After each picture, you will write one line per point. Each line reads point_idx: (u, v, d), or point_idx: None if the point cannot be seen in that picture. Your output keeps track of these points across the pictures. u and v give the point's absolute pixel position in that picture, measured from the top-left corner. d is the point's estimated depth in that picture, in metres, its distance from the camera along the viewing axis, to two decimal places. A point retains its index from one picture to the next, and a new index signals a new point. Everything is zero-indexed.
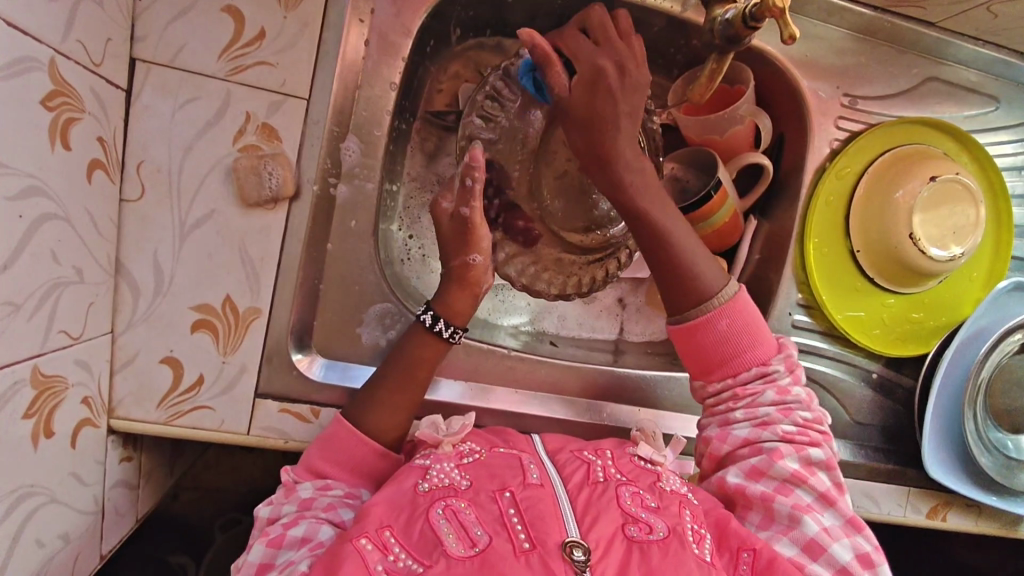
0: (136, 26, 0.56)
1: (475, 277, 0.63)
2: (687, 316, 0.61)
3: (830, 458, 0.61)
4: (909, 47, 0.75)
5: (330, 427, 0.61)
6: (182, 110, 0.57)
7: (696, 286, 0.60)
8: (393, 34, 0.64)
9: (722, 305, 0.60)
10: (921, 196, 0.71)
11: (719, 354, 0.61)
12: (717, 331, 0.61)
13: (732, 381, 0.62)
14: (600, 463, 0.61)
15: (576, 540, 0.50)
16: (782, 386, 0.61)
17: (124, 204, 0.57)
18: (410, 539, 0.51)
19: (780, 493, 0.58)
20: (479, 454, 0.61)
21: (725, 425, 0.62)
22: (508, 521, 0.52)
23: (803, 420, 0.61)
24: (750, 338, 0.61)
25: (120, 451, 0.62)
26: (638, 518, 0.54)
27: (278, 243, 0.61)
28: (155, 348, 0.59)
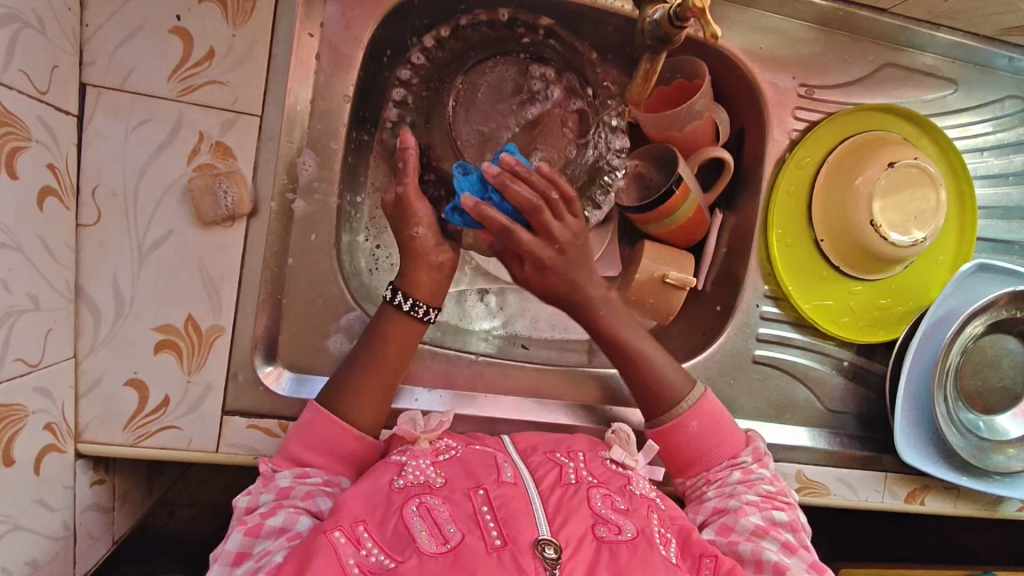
0: (84, 51, 0.56)
1: (422, 249, 0.63)
2: (659, 421, 0.67)
3: (794, 520, 0.61)
4: (864, 35, 0.76)
5: (307, 413, 0.60)
6: (135, 132, 0.58)
7: (663, 394, 0.67)
8: (345, 47, 0.65)
9: (691, 407, 0.66)
10: (880, 183, 0.71)
11: (690, 453, 0.66)
12: (689, 431, 0.66)
13: (706, 473, 0.66)
14: (572, 465, 0.61)
15: (548, 537, 0.50)
16: (748, 468, 0.66)
17: (81, 228, 0.57)
18: (384, 535, 0.51)
19: (747, 541, 0.58)
20: (455, 451, 0.61)
21: (700, 505, 0.65)
22: (481, 519, 0.52)
23: (768, 491, 0.64)
24: (720, 434, 0.67)
25: (91, 475, 0.62)
26: (608, 518, 0.54)
27: (237, 260, 0.61)
28: (119, 371, 0.59)
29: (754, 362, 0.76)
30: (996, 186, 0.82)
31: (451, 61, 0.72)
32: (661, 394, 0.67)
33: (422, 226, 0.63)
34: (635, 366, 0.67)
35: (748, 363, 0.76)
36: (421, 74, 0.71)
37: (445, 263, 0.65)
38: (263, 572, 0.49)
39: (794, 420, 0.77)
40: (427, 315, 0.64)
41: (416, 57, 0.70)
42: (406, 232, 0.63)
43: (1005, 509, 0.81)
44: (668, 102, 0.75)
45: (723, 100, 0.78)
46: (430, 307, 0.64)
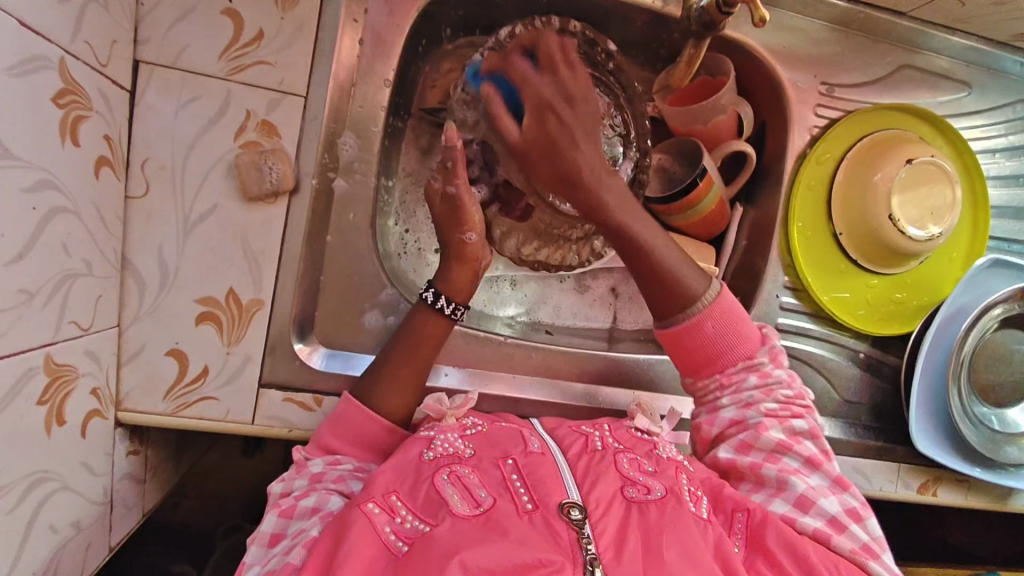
0: (139, 29, 0.58)
1: (472, 254, 0.66)
2: (673, 321, 0.63)
3: (814, 426, 0.64)
4: (882, 37, 0.78)
5: (340, 406, 0.62)
6: (184, 109, 0.59)
7: (682, 293, 0.62)
8: (387, 33, 0.66)
9: (707, 308, 0.62)
10: (898, 179, 0.73)
11: (707, 353, 0.63)
12: (705, 332, 0.63)
13: (720, 375, 0.64)
14: (597, 434, 0.63)
15: (574, 500, 0.51)
16: (764, 370, 0.64)
17: (129, 201, 0.59)
18: (416, 501, 0.53)
19: (769, 462, 0.61)
20: (481, 427, 0.63)
21: (713, 410, 0.65)
22: (511, 485, 0.53)
23: (786, 396, 0.64)
24: (736, 336, 0.64)
25: (127, 444, 0.63)
26: (636, 480, 0.56)
27: (278, 236, 0.62)
28: (161, 340, 0.61)
29: None
30: (1008, 187, 0.85)
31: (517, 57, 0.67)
32: (679, 294, 0.62)
33: (472, 233, 0.65)
34: (650, 267, 0.61)
35: None
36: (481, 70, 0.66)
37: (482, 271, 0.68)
38: (302, 546, 0.51)
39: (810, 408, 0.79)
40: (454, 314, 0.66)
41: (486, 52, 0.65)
42: (455, 237, 0.65)
43: (1014, 502, 0.82)
44: (694, 97, 0.78)
45: (745, 97, 0.81)
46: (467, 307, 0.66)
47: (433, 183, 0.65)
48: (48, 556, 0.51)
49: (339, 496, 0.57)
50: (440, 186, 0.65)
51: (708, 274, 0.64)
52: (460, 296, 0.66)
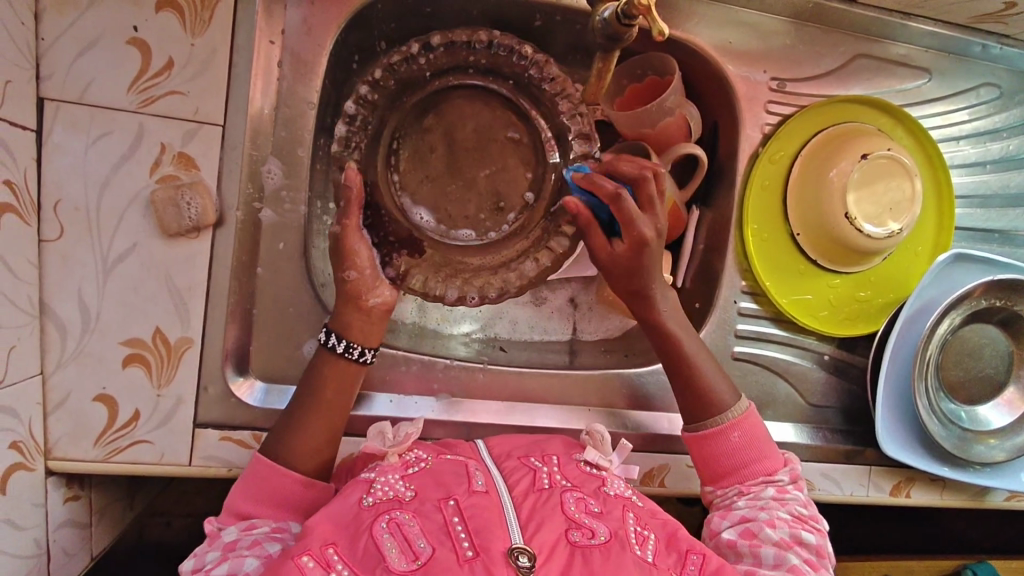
0: (41, 65, 0.55)
1: (356, 291, 0.62)
2: (703, 426, 0.66)
3: (822, 546, 0.60)
4: (833, 26, 0.75)
5: (250, 467, 0.59)
6: (95, 145, 0.57)
7: (710, 401, 0.66)
8: (308, 53, 0.64)
9: (735, 418, 0.65)
10: (854, 176, 0.71)
11: (730, 464, 0.65)
12: (731, 441, 0.65)
13: (742, 488, 0.65)
14: (546, 469, 0.61)
15: (521, 546, 0.50)
16: (784, 486, 0.64)
17: (43, 244, 0.57)
18: (354, 556, 0.50)
19: (770, 550, 0.59)
20: (425, 463, 0.61)
21: (727, 510, 0.64)
22: (452, 530, 0.51)
23: (800, 513, 0.63)
24: (759, 453, 0.65)
25: (64, 491, 0.61)
26: (581, 522, 0.54)
27: (205, 272, 0.60)
28: (88, 386, 0.59)
29: (733, 358, 0.76)
30: (974, 174, 0.82)
31: (388, 105, 0.68)
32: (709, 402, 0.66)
33: (352, 270, 0.62)
34: (685, 374, 0.67)
35: (729, 360, 0.76)
36: (364, 118, 0.66)
37: (378, 307, 0.63)
38: None
39: (776, 415, 0.77)
40: (363, 355, 0.63)
41: (415, 47, 0.65)
42: (338, 275, 0.62)
43: (992, 499, 0.80)
44: (638, 99, 0.75)
45: (696, 96, 0.78)
46: (366, 347, 0.62)
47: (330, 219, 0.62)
48: None
49: (254, 557, 0.53)
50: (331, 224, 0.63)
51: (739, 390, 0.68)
52: (370, 338, 0.63)
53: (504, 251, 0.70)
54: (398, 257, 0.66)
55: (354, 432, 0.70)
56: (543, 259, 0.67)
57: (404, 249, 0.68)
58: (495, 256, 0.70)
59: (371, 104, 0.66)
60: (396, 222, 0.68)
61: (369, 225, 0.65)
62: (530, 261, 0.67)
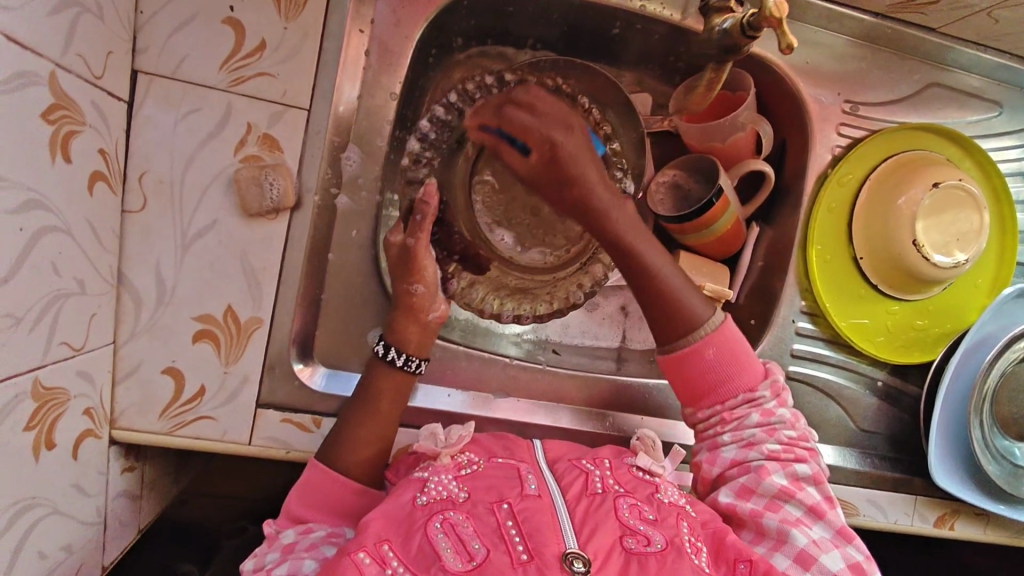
0: (138, 38, 0.56)
1: (419, 305, 0.63)
2: (675, 347, 0.62)
3: (817, 472, 0.62)
4: (909, 53, 0.75)
5: (305, 473, 0.59)
6: (184, 120, 0.58)
7: (682, 320, 0.62)
8: (394, 44, 0.64)
9: (709, 334, 0.62)
10: (924, 204, 0.70)
11: (708, 383, 0.62)
12: (706, 359, 0.62)
13: (721, 407, 0.63)
14: (598, 473, 0.61)
15: (576, 550, 0.50)
16: (767, 408, 0.63)
17: (126, 215, 0.57)
18: (409, 553, 0.50)
19: (769, 509, 0.59)
20: (477, 466, 0.60)
21: (714, 448, 0.63)
22: (506, 533, 0.51)
23: (788, 437, 0.62)
24: (737, 369, 0.62)
25: (122, 462, 0.62)
26: (636, 529, 0.54)
27: (280, 253, 0.61)
28: (158, 359, 0.59)
29: (787, 378, 0.75)
30: None
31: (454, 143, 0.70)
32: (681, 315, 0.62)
33: (419, 283, 0.62)
34: (654, 286, 0.61)
35: (783, 380, 0.75)
36: (437, 135, 0.68)
37: (433, 322, 0.64)
38: None
39: (824, 438, 0.77)
40: (417, 367, 0.63)
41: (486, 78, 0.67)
42: (403, 287, 0.63)
43: None
44: (711, 113, 0.75)
45: (765, 113, 0.78)
46: (421, 359, 0.63)
47: (392, 234, 0.63)
48: None
49: (312, 559, 0.53)
50: (398, 237, 0.63)
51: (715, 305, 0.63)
52: (419, 350, 0.63)
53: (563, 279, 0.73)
54: (454, 274, 0.68)
55: (408, 423, 0.70)
56: (588, 282, 0.72)
57: (464, 266, 0.69)
58: (550, 289, 0.73)
59: (445, 125, 0.68)
60: (463, 238, 0.69)
61: (438, 241, 0.67)
62: (577, 287, 0.72)
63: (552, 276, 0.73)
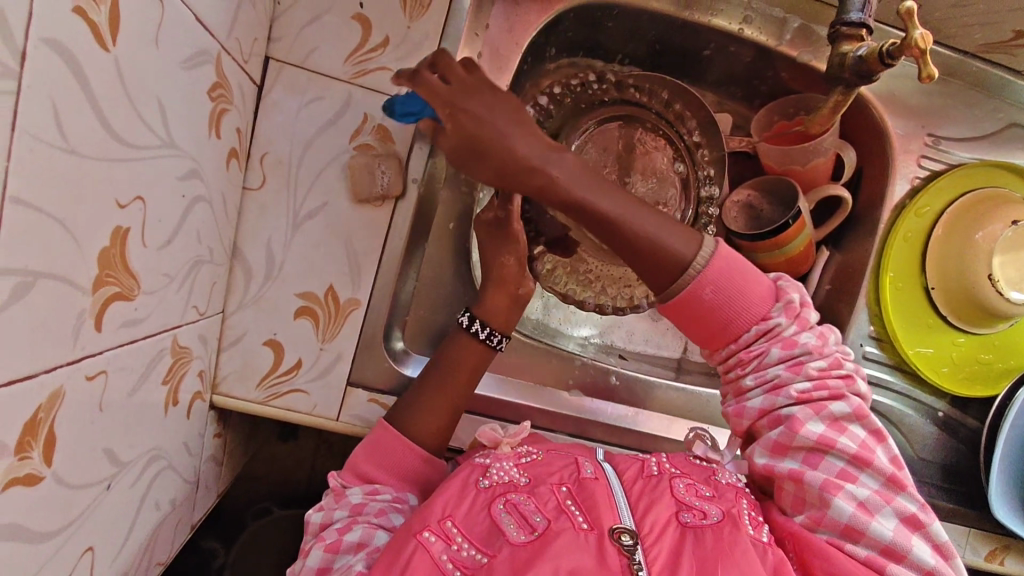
0: (274, 27, 0.59)
1: (510, 278, 0.66)
2: (669, 293, 0.52)
3: (859, 407, 0.54)
4: (993, 92, 0.77)
5: (376, 431, 0.61)
6: (307, 107, 0.61)
7: (663, 259, 0.51)
8: (504, 48, 0.67)
9: (700, 272, 0.51)
10: (1004, 238, 0.71)
11: (717, 323, 0.53)
12: (702, 301, 0.52)
13: (736, 346, 0.55)
14: (655, 459, 0.61)
15: (625, 526, 0.51)
16: (789, 338, 0.54)
17: (246, 191, 0.60)
18: (474, 530, 0.52)
19: (800, 468, 0.53)
20: (537, 455, 0.62)
21: (741, 398, 0.56)
22: (565, 508, 0.53)
23: (819, 369, 0.54)
24: (741, 297, 0.53)
25: (215, 427, 0.64)
26: (692, 504, 0.54)
27: (382, 239, 0.63)
28: (260, 330, 0.62)
29: None
30: None
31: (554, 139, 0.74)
32: (662, 260, 0.51)
33: (511, 256, 0.66)
34: (621, 237, 0.50)
35: None
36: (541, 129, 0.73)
37: (522, 296, 0.67)
38: None
39: None
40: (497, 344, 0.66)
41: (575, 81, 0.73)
42: (496, 261, 0.66)
43: None
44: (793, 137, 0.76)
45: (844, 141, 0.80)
46: (504, 336, 0.65)
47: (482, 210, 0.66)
48: (150, 531, 0.51)
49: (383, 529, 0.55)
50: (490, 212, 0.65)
51: (698, 230, 0.52)
52: (501, 325, 0.66)
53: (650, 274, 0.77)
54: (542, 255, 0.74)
55: (476, 412, 0.72)
56: None
57: (551, 249, 0.75)
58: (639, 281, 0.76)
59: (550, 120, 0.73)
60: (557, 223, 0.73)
61: (529, 219, 0.72)
62: None
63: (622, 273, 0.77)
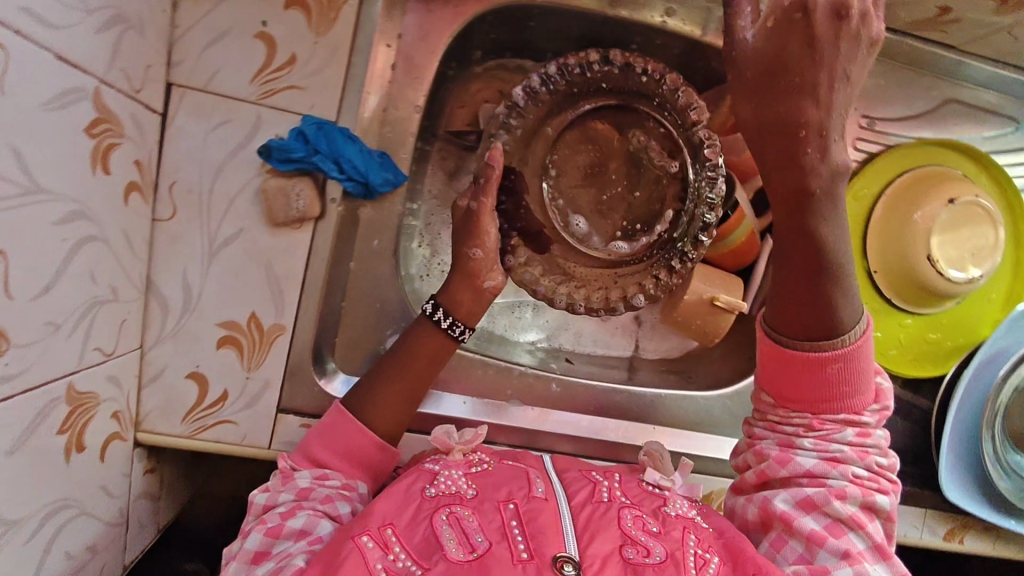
0: (173, 51, 0.57)
1: (477, 270, 0.62)
2: (789, 346, 0.54)
3: (892, 509, 0.56)
4: (929, 70, 0.76)
5: (332, 415, 0.60)
6: (215, 131, 0.59)
7: (820, 322, 0.53)
8: (419, 56, 0.65)
9: (847, 347, 0.53)
10: (941, 218, 0.71)
11: (806, 395, 0.55)
12: (826, 373, 0.54)
13: (812, 415, 0.56)
14: (606, 484, 0.60)
15: (569, 556, 0.50)
16: (866, 428, 0.57)
17: (156, 223, 0.59)
18: (411, 541, 0.51)
19: (828, 530, 0.54)
20: (488, 464, 0.60)
21: (788, 449, 0.57)
22: (509, 531, 0.51)
23: (878, 466, 0.57)
24: (854, 385, 0.55)
25: (144, 463, 0.63)
26: (637, 539, 0.53)
27: (302, 262, 0.62)
28: (182, 363, 0.60)
29: None
30: None
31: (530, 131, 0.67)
32: (825, 321, 0.53)
33: (478, 247, 0.61)
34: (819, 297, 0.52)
35: None
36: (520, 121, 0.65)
37: (489, 289, 0.63)
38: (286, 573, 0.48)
39: None
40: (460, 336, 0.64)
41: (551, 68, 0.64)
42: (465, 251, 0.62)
43: None
44: None
45: None
46: (467, 327, 0.64)
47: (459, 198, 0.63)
48: None
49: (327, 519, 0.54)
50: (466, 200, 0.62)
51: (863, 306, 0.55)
52: (469, 319, 0.64)
53: (634, 276, 0.65)
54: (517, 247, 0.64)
55: (417, 429, 0.71)
56: (654, 284, 0.63)
57: (527, 243, 0.66)
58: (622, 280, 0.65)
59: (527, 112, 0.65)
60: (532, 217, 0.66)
61: (504, 211, 0.65)
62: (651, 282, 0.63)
63: (611, 274, 0.65)
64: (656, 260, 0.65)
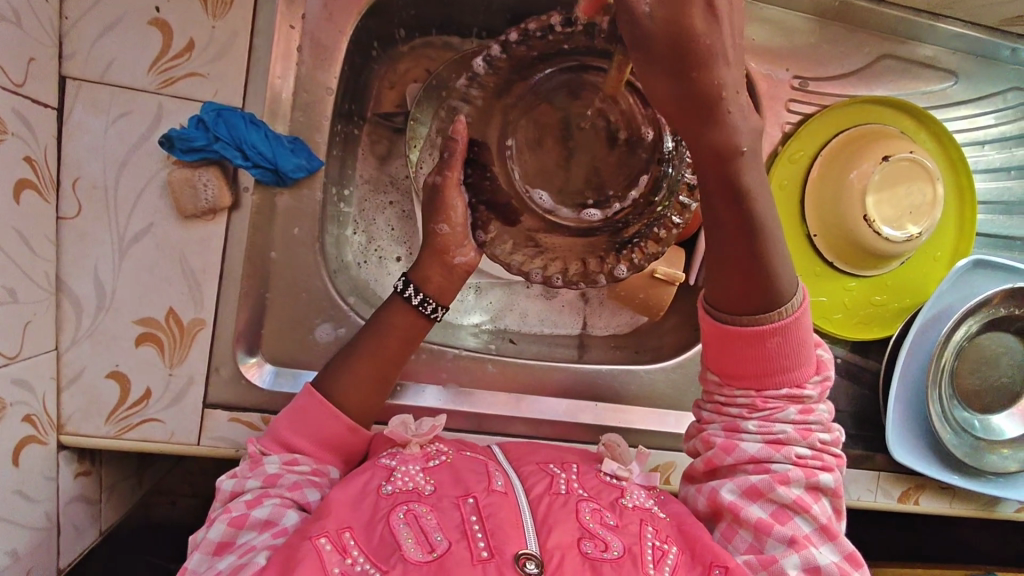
0: (64, 43, 0.56)
1: (445, 246, 0.59)
2: (732, 321, 0.52)
3: (838, 487, 0.55)
4: (860, 26, 0.74)
5: (300, 399, 0.58)
6: (115, 124, 0.58)
7: (763, 294, 0.50)
8: (326, 38, 0.63)
9: (786, 319, 0.51)
10: (874, 178, 0.69)
11: (751, 369, 0.53)
12: (767, 347, 0.52)
13: (755, 393, 0.54)
14: (564, 476, 0.57)
15: (531, 551, 0.47)
16: (807, 404, 0.55)
17: (62, 221, 0.57)
18: (370, 542, 0.48)
19: (773, 516, 0.53)
20: (446, 457, 0.58)
21: (733, 434, 0.55)
22: (468, 528, 0.48)
23: (821, 442, 0.55)
24: (795, 357, 0.53)
25: (76, 466, 0.62)
26: (595, 533, 0.50)
27: (219, 254, 0.61)
28: (101, 363, 0.59)
29: None
30: (998, 180, 0.81)
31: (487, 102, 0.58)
32: (768, 289, 0.50)
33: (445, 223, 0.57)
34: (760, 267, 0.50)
35: None
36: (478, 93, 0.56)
37: (459, 266, 0.60)
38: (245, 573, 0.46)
39: None
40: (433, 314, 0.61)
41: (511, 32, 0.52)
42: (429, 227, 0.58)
43: (1001, 509, 0.80)
44: None
45: None
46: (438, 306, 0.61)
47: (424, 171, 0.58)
48: None
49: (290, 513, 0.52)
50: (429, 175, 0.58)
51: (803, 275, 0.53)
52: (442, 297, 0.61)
53: (605, 244, 0.58)
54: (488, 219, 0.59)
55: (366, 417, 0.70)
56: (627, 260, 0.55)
57: (495, 214, 0.59)
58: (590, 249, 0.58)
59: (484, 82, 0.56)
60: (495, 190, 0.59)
61: (469, 184, 0.58)
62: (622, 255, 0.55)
63: (580, 244, 0.58)
64: (627, 229, 0.57)
